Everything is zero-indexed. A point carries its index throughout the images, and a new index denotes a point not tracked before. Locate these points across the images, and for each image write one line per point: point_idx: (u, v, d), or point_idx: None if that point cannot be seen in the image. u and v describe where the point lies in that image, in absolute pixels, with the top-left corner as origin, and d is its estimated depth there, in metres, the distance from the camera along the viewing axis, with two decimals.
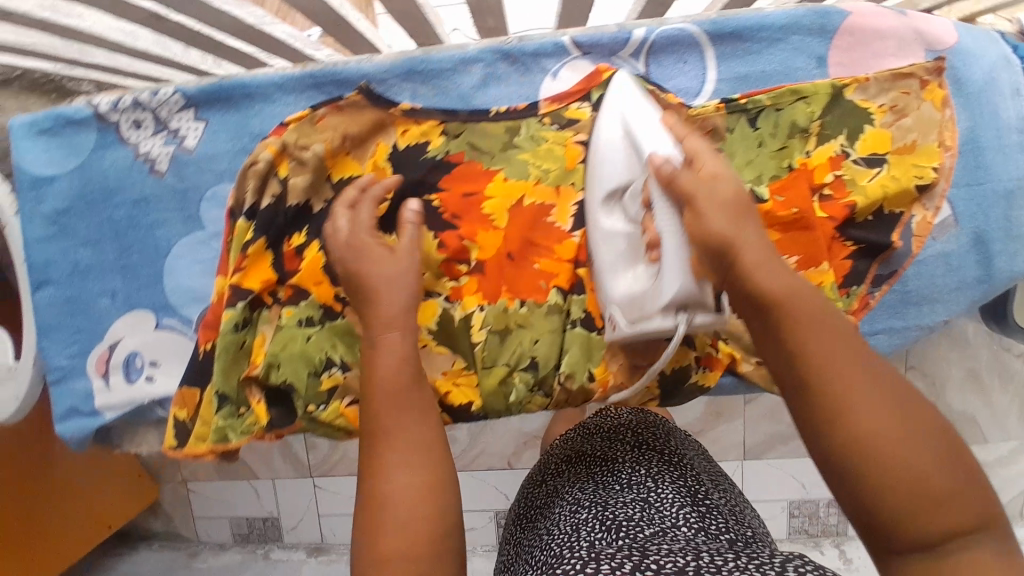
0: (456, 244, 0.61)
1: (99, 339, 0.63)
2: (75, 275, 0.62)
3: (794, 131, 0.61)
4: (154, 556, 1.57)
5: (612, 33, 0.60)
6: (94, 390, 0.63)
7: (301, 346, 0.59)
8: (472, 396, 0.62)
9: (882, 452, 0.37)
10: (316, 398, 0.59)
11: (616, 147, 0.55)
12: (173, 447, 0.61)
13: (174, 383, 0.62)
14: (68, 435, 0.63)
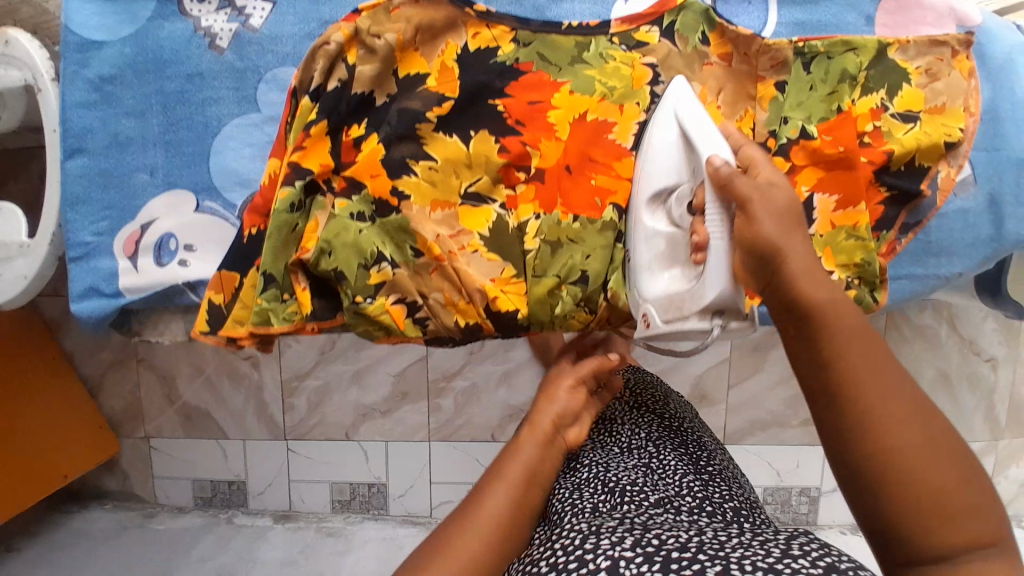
0: (516, 151, 0.61)
1: (133, 218, 0.60)
2: (112, 148, 0.59)
3: (843, 78, 0.63)
4: (106, 515, 1.47)
5: None
6: (120, 271, 0.59)
7: (353, 237, 0.58)
8: (518, 305, 0.61)
9: (910, 468, 0.37)
10: (364, 290, 0.58)
11: (671, 148, 0.56)
12: (202, 332, 0.57)
13: (210, 268, 0.59)
14: (84, 315, 0.59)
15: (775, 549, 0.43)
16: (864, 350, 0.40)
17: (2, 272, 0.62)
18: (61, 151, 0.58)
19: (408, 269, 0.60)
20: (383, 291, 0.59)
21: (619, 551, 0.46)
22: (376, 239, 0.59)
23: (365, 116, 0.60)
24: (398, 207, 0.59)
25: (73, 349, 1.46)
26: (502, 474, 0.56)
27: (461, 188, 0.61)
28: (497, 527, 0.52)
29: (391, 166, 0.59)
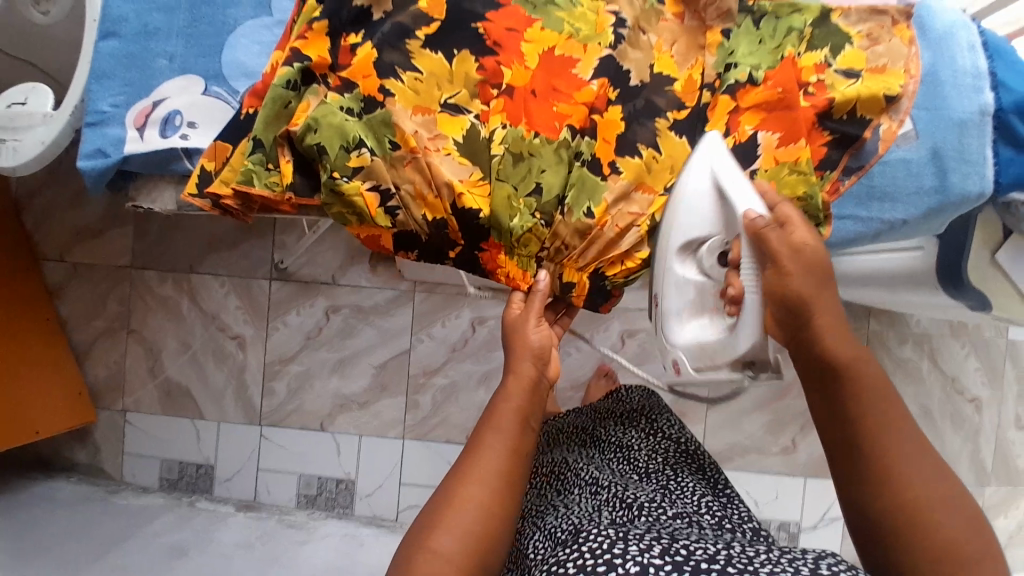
0: (491, 70, 0.66)
1: (149, 96, 0.67)
2: (141, 36, 0.68)
3: (789, 34, 0.72)
4: (69, 486, 1.45)
5: None
6: (128, 137, 0.66)
7: (339, 121, 0.62)
8: (483, 206, 0.65)
9: (939, 521, 0.53)
10: (342, 169, 0.62)
11: (705, 199, 0.64)
12: (191, 193, 0.63)
13: (206, 141, 0.65)
14: (89, 172, 0.66)
15: (802, 568, 0.60)
16: (890, 409, 0.57)
17: (23, 136, 0.70)
18: (97, 33, 0.68)
19: (384, 159, 0.63)
20: (360, 176, 0.63)
21: (647, 559, 0.61)
22: (360, 129, 0.63)
23: (362, 27, 0.66)
24: (383, 104, 0.64)
25: (68, 316, 1.51)
26: (497, 424, 0.63)
27: (440, 99, 0.66)
28: (499, 477, 0.60)
29: (383, 70, 0.64)
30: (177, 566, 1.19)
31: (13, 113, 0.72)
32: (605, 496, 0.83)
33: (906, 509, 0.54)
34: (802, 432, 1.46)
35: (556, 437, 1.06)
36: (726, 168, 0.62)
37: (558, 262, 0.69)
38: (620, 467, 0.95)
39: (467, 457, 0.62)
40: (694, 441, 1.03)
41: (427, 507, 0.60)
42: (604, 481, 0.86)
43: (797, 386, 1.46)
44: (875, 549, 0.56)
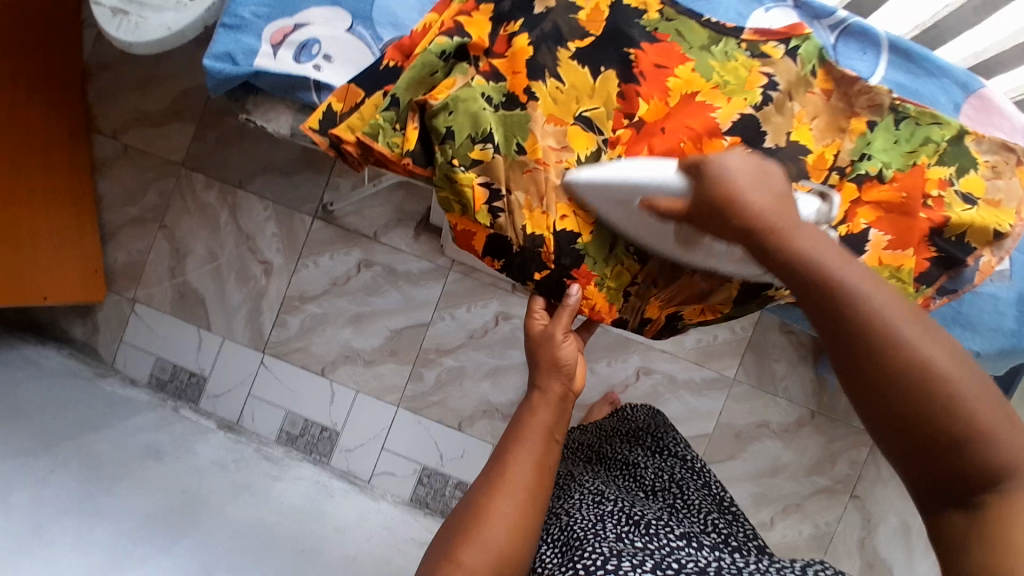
0: (632, 99, 0.68)
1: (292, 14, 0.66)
2: None
3: (924, 143, 0.72)
4: (60, 357, 1.44)
5: (822, 3, 0.75)
6: (261, 52, 0.64)
7: (477, 108, 0.62)
8: (583, 230, 0.66)
9: (918, 370, 0.44)
10: (462, 157, 0.62)
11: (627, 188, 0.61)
12: (313, 127, 0.62)
13: (340, 79, 0.65)
14: (212, 73, 0.64)
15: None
16: (842, 271, 0.49)
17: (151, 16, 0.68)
18: None
19: (506, 159, 0.63)
20: (477, 168, 0.63)
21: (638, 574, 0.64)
22: (495, 122, 0.63)
23: (523, 18, 0.66)
24: (524, 104, 0.65)
25: (105, 195, 1.50)
26: (522, 436, 0.62)
27: (576, 111, 0.67)
28: (526, 489, 0.59)
29: (534, 69, 0.65)
30: (149, 467, 1.17)
31: None
32: (611, 505, 0.84)
33: (875, 381, 0.45)
34: (782, 512, 1.47)
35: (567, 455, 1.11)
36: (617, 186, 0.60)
37: (646, 299, 0.71)
38: (626, 483, 1.01)
39: (501, 468, 0.59)
40: (694, 459, 1.08)
41: (454, 518, 0.58)
42: (610, 493, 0.89)
43: (792, 466, 1.47)
44: (878, 418, 0.45)
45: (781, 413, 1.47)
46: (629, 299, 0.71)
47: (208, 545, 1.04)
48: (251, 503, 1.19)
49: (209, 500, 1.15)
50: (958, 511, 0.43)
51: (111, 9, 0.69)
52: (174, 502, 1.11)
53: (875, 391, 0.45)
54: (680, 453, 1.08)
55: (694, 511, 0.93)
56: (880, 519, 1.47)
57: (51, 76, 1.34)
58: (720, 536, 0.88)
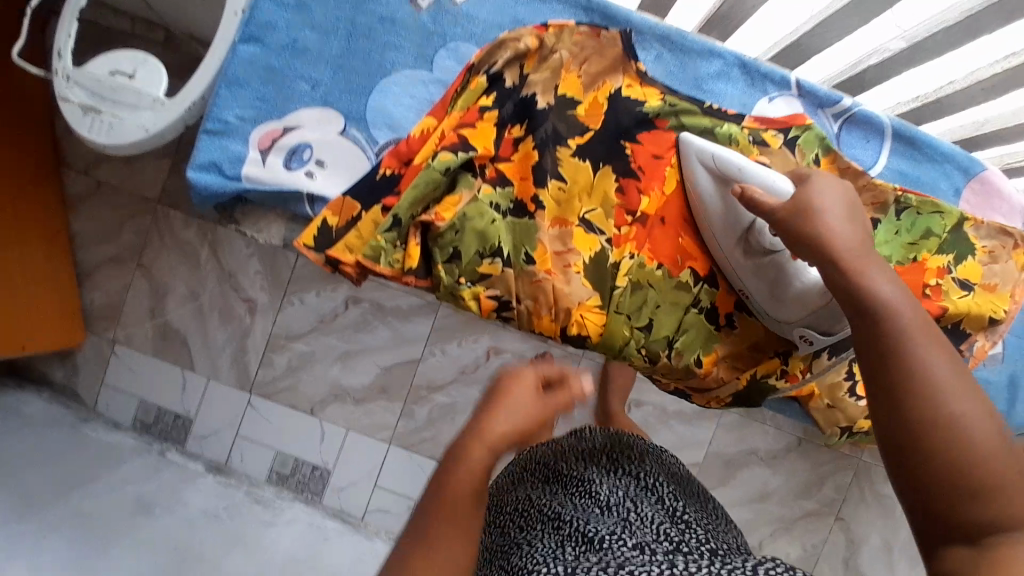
0: (633, 195, 0.67)
1: (280, 120, 0.78)
2: (287, 50, 0.78)
3: (925, 234, 0.72)
4: (41, 403, 1.39)
5: (827, 93, 0.79)
6: (251, 160, 0.76)
7: (485, 225, 0.61)
8: (591, 332, 0.66)
9: (948, 429, 0.43)
10: (469, 275, 0.62)
11: (731, 164, 0.62)
12: (308, 244, 0.59)
13: (327, 185, 0.77)
14: (198, 180, 0.75)
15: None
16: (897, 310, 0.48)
17: (124, 117, 0.75)
18: (240, 35, 0.76)
19: (515, 270, 0.63)
20: (484, 283, 0.62)
21: None
22: (501, 233, 0.62)
23: (525, 119, 0.66)
24: (532, 214, 0.65)
25: (77, 232, 1.43)
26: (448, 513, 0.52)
27: (579, 212, 0.67)
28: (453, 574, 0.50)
29: (541, 175, 0.65)
30: (140, 524, 1.14)
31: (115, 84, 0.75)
32: (566, 531, 0.72)
33: (913, 440, 0.44)
34: (770, 535, 1.51)
35: (525, 474, 0.93)
36: (729, 163, 0.62)
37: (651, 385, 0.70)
38: (579, 494, 0.82)
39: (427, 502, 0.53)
40: (660, 471, 0.89)
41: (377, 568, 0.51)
42: (566, 516, 0.75)
43: (779, 492, 1.50)
44: (907, 475, 0.44)
45: (769, 440, 1.49)
46: (636, 383, 0.70)
47: None
48: (248, 556, 1.18)
49: (205, 556, 1.13)
50: (966, 546, 0.41)
51: (81, 107, 0.75)
52: (170, 564, 1.09)
53: (922, 440, 0.43)
54: (642, 443, 0.97)
55: (649, 522, 0.74)
56: (864, 539, 1.50)
57: (16, 112, 1.25)
58: (682, 523, 0.76)
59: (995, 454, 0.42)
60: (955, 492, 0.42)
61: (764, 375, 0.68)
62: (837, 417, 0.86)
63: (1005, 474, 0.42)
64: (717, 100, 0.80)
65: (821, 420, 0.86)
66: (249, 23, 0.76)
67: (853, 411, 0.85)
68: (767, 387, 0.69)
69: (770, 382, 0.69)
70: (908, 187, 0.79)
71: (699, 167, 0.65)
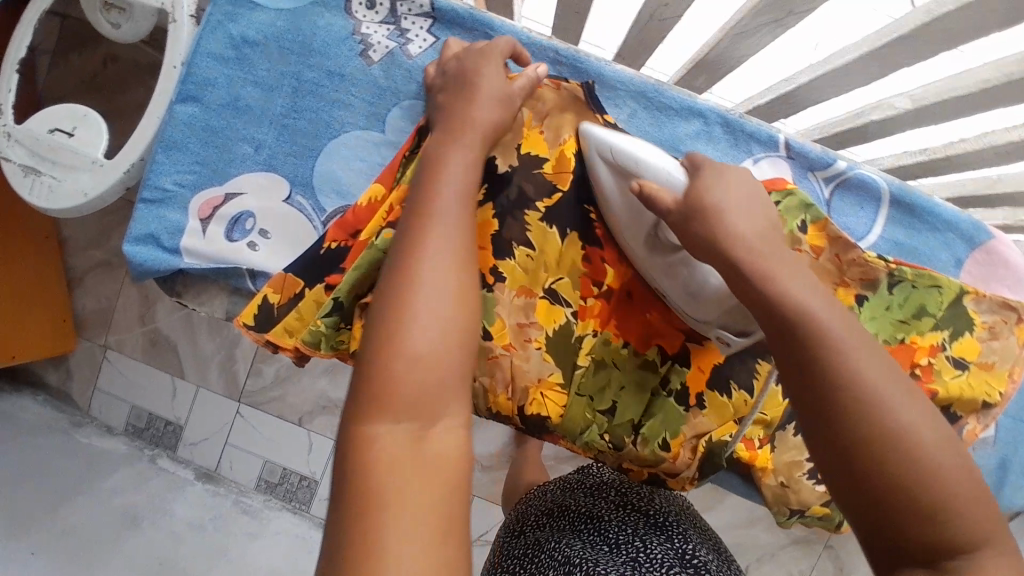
0: (598, 264, 0.63)
1: (221, 187, 0.77)
2: (227, 107, 0.76)
3: (917, 312, 0.68)
4: (34, 407, 1.42)
5: (818, 154, 0.73)
6: (191, 229, 0.76)
7: None
8: (551, 413, 0.62)
9: (891, 444, 0.40)
10: None
11: (624, 153, 0.56)
12: (247, 322, 0.58)
13: (270, 259, 0.77)
14: (133, 252, 0.75)
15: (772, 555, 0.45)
16: (812, 304, 0.45)
17: (64, 180, 0.72)
18: (177, 95, 0.74)
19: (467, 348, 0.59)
20: None
21: None
22: None
23: (487, 181, 0.61)
24: (490, 285, 0.61)
25: (68, 237, 1.42)
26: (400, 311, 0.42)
27: (545, 282, 0.63)
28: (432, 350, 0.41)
29: (499, 244, 0.61)
30: (125, 537, 1.17)
31: (53, 143, 0.72)
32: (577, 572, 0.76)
33: (859, 457, 0.41)
34: (758, 561, 1.49)
35: (528, 517, 1.01)
36: (624, 156, 0.56)
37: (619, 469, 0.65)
38: (590, 537, 0.87)
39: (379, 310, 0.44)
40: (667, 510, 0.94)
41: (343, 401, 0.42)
42: (576, 560, 0.80)
43: (768, 518, 1.47)
44: (859, 504, 0.41)
45: None
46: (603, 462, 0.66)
47: None
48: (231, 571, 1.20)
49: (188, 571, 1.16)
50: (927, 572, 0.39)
51: (22, 168, 0.73)
52: None
53: (871, 461, 0.40)
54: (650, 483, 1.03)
55: (659, 562, 0.79)
56: (852, 568, 1.48)
57: None
58: (690, 561, 0.81)
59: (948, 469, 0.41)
60: (920, 511, 0.39)
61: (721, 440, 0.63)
62: (788, 499, 0.75)
63: (951, 480, 0.40)
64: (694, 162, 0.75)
65: (770, 499, 0.74)
66: (186, 81, 0.74)
67: (806, 495, 0.75)
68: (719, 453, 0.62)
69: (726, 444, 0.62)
70: (903, 260, 0.75)
71: (599, 160, 0.59)
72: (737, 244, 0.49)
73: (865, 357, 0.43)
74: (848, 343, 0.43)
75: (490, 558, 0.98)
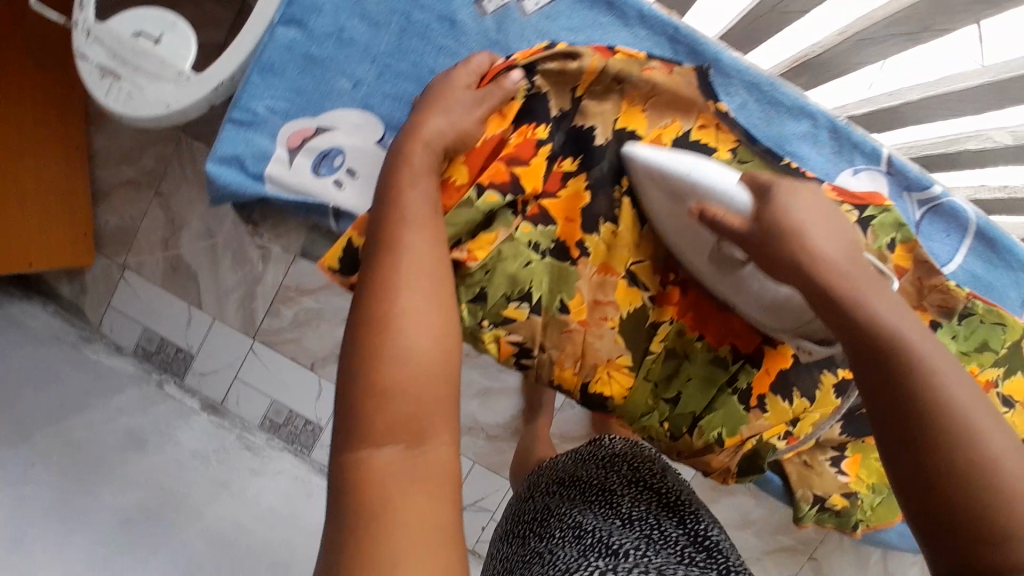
0: (679, 257, 0.70)
1: (313, 119, 0.80)
2: (332, 38, 0.78)
3: (981, 347, 0.69)
4: (44, 317, 1.40)
5: (918, 174, 0.75)
6: (276, 157, 0.80)
7: (516, 268, 0.65)
8: (616, 392, 0.70)
9: (935, 421, 0.47)
10: (493, 316, 0.64)
11: (680, 164, 0.61)
12: (332, 267, 0.59)
13: (357, 202, 0.80)
14: (216, 174, 0.79)
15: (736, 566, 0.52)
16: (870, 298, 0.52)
17: (147, 88, 0.76)
18: (281, 18, 0.76)
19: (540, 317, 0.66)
20: (507, 326, 0.65)
21: None
22: (532, 276, 0.66)
23: (579, 153, 0.69)
24: (574, 258, 0.68)
25: (98, 150, 1.39)
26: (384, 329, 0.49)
27: (626, 263, 0.69)
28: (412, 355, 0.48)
29: (585, 217, 0.68)
30: (128, 460, 1.17)
31: (138, 49, 0.76)
32: (588, 541, 0.78)
33: (903, 431, 0.48)
34: None
35: (540, 486, 1.03)
36: (675, 171, 0.61)
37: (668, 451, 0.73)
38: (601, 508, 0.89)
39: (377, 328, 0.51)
40: (681, 491, 0.94)
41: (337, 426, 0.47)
42: (587, 527, 0.82)
43: (760, 522, 1.49)
44: (900, 476, 0.48)
45: None
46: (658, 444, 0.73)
47: (185, 554, 1.09)
48: (233, 504, 1.21)
49: (188, 499, 1.17)
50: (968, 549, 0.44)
51: (104, 70, 0.76)
52: (153, 507, 1.13)
53: (915, 435, 0.47)
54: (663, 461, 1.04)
55: (670, 540, 0.80)
56: None
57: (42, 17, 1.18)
58: (703, 543, 0.82)
59: (998, 451, 0.46)
60: (952, 482, 0.45)
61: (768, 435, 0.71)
62: (810, 482, 0.82)
63: (983, 453, 0.46)
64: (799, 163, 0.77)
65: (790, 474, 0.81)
66: (292, 4, 0.76)
67: (828, 483, 0.81)
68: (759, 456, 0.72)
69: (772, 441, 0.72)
70: (976, 292, 0.77)
71: (648, 181, 0.65)
72: (803, 240, 0.55)
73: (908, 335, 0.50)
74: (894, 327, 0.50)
75: (501, 524, 1.01)
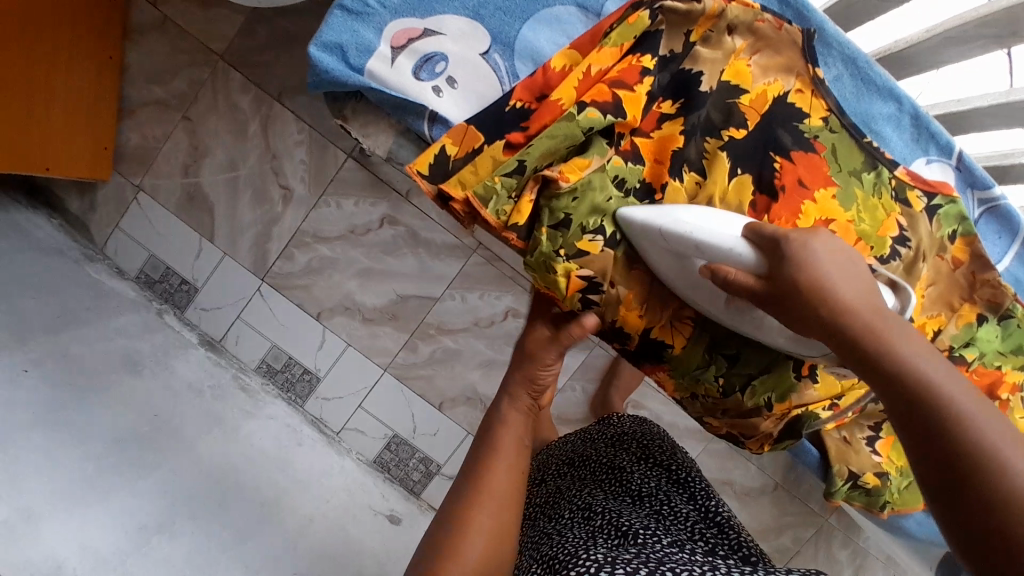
0: (761, 211, 0.70)
1: (422, 21, 0.73)
2: None
3: (1016, 350, 0.76)
4: (48, 230, 1.37)
5: (982, 175, 0.79)
6: (377, 52, 0.72)
7: (601, 200, 0.66)
8: (674, 343, 0.73)
9: (964, 436, 0.42)
10: (570, 245, 0.66)
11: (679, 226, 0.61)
12: (424, 168, 0.68)
13: (452, 109, 0.73)
14: (312, 57, 0.71)
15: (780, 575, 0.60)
16: (893, 333, 0.49)
17: None
18: None
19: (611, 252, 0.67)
20: (579, 259, 0.66)
21: None
22: (614, 211, 0.67)
23: (682, 97, 0.71)
24: (657, 200, 0.69)
25: (131, 66, 1.35)
26: (481, 487, 0.63)
27: (706, 215, 0.70)
28: (503, 497, 0.63)
29: (675, 161, 0.70)
30: (124, 381, 1.13)
31: None
32: (599, 522, 0.75)
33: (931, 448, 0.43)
34: None
35: (549, 466, 1.00)
36: (676, 236, 0.61)
37: (710, 411, 0.78)
38: (611, 489, 0.87)
39: (510, 389, 0.72)
40: (691, 466, 0.93)
41: (441, 516, 0.63)
42: (597, 508, 0.79)
43: None
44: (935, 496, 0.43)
45: (748, 477, 1.43)
46: (700, 400, 0.77)
47: (174, 483, 1.04)
48: (225, 441, 1.17)
49: (182, 432, 1.12)
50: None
51: None
52: (146, 431, 1.08)
53: (945, 460, 0.42)
54: (671, 437, 1.02)
55: (682, 518, 0.79)
56: None
57: None
58: (716, 521, 0.81)
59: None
60: (978, 499, 0.40)
61: (817, 403, 0.74)
62: (849, 457, 0.85)
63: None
64: (880, 143, 0.79)
65: (832, 449, 0.86)
66: None
67: (864, 461, 0.85)
68: (805, 420, 0.77)
69: (818, 410, 0.76)
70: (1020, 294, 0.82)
71: (646, 242, 0.65)
72: (831, 291, 0.52)
73: (929, 359, 0.47)
74: (906, 352, 0.48)
75: None
